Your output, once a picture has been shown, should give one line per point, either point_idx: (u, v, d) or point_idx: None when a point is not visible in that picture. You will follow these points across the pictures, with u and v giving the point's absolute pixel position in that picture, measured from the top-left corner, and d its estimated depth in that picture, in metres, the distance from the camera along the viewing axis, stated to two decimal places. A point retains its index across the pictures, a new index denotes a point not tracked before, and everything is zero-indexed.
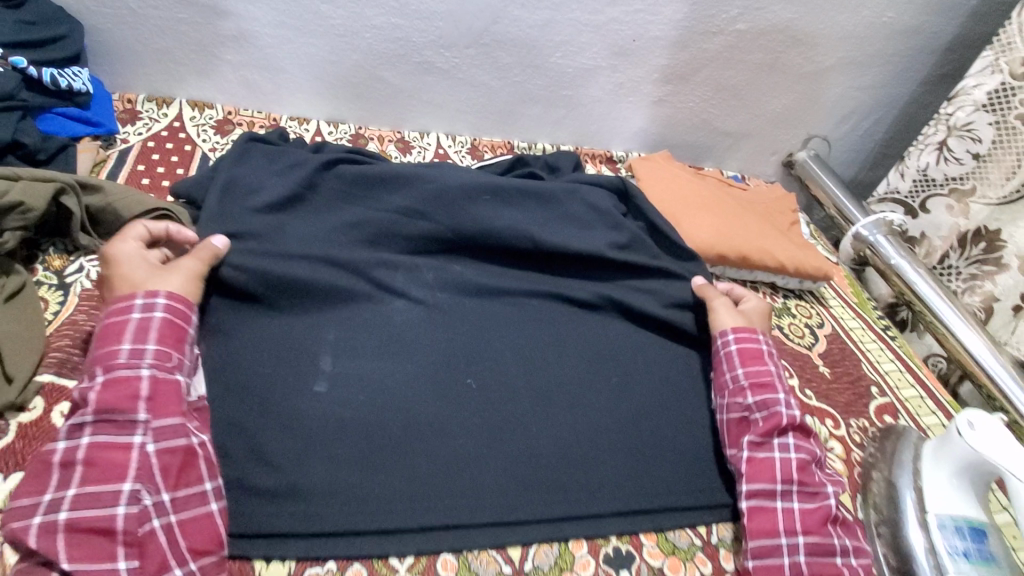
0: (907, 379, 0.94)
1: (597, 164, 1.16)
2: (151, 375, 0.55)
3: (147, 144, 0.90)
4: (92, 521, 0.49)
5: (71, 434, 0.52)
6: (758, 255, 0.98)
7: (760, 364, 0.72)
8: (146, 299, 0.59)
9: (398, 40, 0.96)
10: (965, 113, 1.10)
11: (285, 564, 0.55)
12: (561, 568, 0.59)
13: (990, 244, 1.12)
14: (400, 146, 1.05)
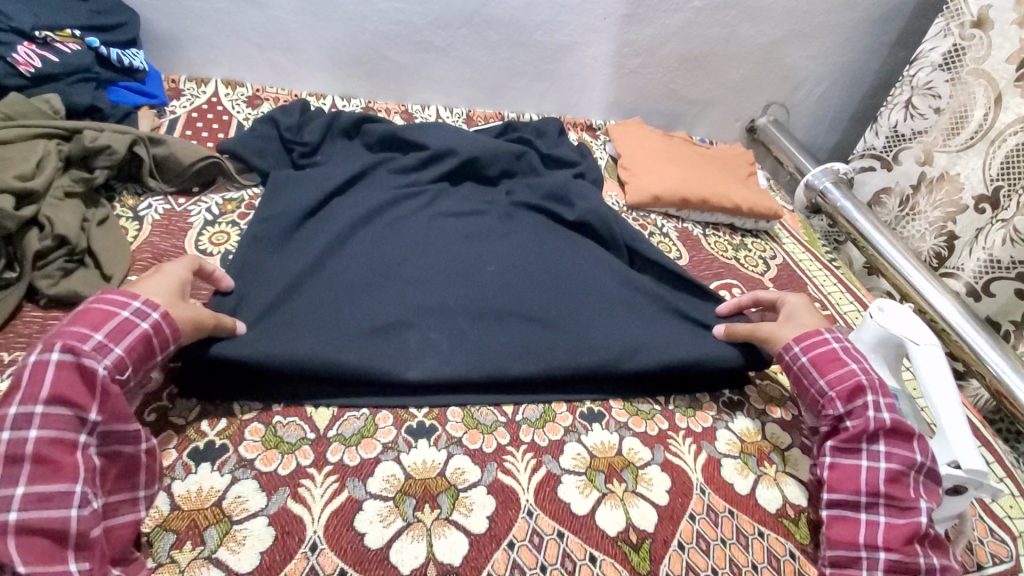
0: (847, 297, 1.09)
1: (578, 130, 1.31)
2: (111, 376, 0.54)
3: (192, 114, 1.06)
4: (43, 521, 0.47)
5: (20, 424, 0.49)
6: (716, 199, 1.14)
7: (843, 368, 0.72)
8: (124, 303, 0.57)
9: (402, 22, 1.13)
10: (925, 73, 1.27)
11: (328, 409, 0.68)
12: (546, 419, 0.73)
13: (951, 186, 1.25)
14: (405, 116, 1.20)
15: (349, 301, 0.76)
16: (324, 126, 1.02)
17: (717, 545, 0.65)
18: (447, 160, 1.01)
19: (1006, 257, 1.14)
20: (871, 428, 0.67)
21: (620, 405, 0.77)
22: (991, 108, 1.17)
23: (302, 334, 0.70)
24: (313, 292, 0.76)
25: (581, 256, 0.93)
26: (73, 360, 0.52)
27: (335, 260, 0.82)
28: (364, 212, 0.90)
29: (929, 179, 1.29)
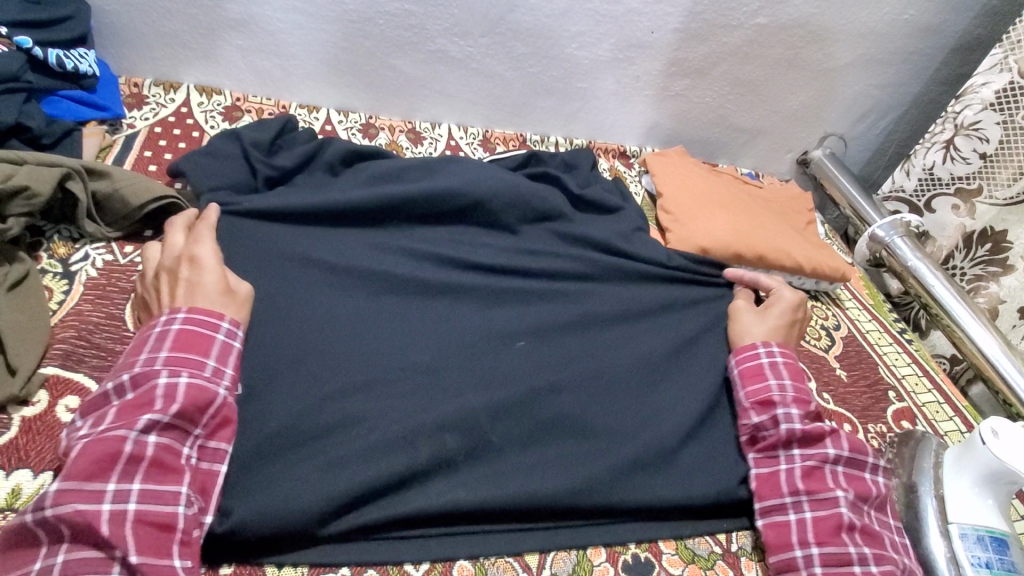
0: (925, 384, 0.91)
1: (610, 158, 1.14)
2: (226, 397, 0.54)
3: (154, 129, 0.87)
4: (155, 515, 0.46)
5: (142, 427, 0.48)
6: (775, 255, 0.95)
7: (760, 382, 0.70)
8: (219, 325, 0.57)
9: (412, 27, 0.94)
10: (973, 112, 1.06)
11: (297, 570, 0.52)
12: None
13: (995, 246, 1.08)
14: (411, 137, 1.03)
15: (330, 412, 0.59)
16: (307, 155, 0.84)
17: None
18: (456, 202, 0.82)
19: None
20: (783, 435, 0.66)
21: (671, 548, 0.62)
22: None
23: (279, 473, 0.54)
24: (289, 395, 0.59)
25: (620, 345, 0.75)
26: (192, 378, 0.52)
27: (320, 342, 0.65)
28: (362, 281, 0.72)
29: (970, 233, 1.12)
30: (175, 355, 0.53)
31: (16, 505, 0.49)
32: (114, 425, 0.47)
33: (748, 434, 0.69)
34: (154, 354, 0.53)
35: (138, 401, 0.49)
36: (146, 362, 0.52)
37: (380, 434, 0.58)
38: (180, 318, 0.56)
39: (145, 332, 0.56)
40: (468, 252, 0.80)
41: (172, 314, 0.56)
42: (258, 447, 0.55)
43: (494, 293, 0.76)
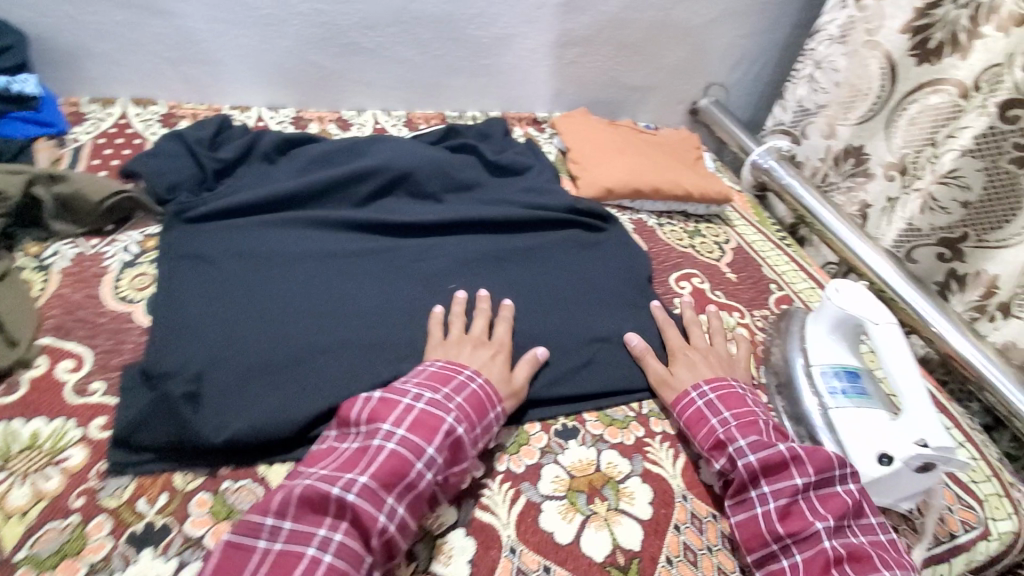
0: (800, 275, 1.08)
1: (524, 126, 1.26)
2: (455, 428, 0.60)
3: (98, 141, 0.95)
4: (364, 514, 0.52)
5: (425, 461, 0.57)
6: (667, 186, 1.10)
7: (705, 426, 0.70)
8: (494, 401, 0.66)
9: (324, 24, 1.05)
10: (824, 47, 1.08)
11: (285, 465, 0.62)
12: (520, 443, 0.70)
13: (857, 159, 1.06)
14: (340, 124, 1.12)
15: (295, 344, 0.70)
16: (243, 147, 0.93)
17: (704, 554, 0.64)
18: (385, 172, 0.93)
19: (927, 225, 0.92)
20: (744, 475, 0.65)
21: (594, 416, 0.74)
22: (886, 79, 0.99)
23: (262, 396, 0.64)
24: (260, 337, 0.69)
25: (541, 269, 0.88)
26: (466, 434, 0.61)
27: (280, 295, 0.75)
28: (307, 243, 0.83)
29: (835, 154, 1.10)
30: (463, 407, 0.62)
31: (36, 443, 0.59)
32: (410, 446, 0.56)
33: (721, 479, 0.69)
34: (450, 395, 0.63)
35: (429, 430, 0.58)
36: (429, 404, 0.61)
37: (342, 362, 0.69)
38: (478, 379, 0.66)
39: (446, 369, 0.66)
40: (399, 213, 0.92)
41: (467, 372, 0.67)
42: (240, 377, 0.65)
43: (428, 240, 0.88)
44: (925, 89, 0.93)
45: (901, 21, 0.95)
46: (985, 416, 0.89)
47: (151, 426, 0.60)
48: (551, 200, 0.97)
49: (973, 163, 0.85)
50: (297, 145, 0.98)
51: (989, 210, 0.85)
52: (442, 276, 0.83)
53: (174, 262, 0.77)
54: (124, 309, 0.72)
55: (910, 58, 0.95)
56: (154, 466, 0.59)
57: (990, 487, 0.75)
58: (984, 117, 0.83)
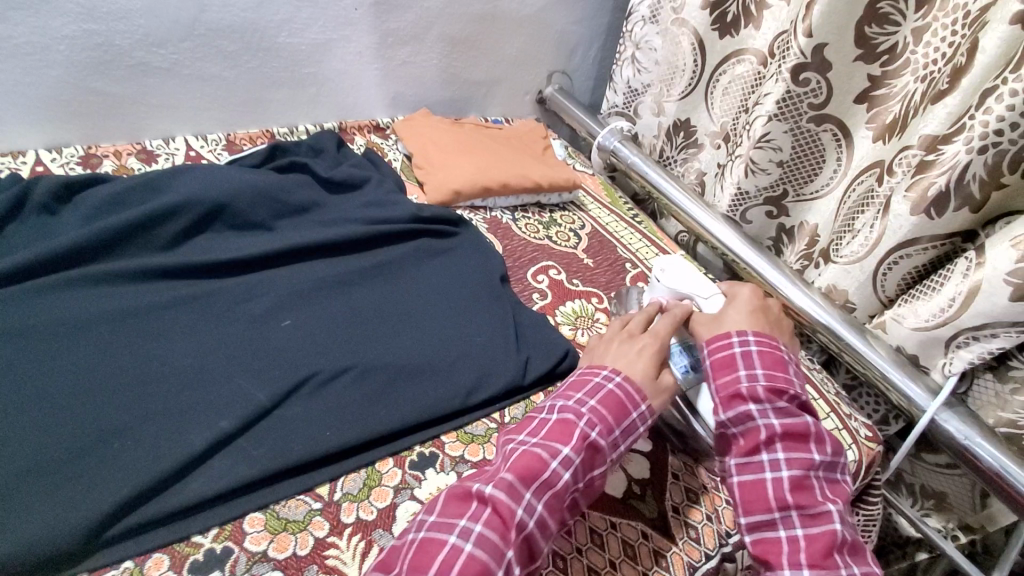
0: (653, 250, 1.07)
1: (366, 134, 1.13)
2: (593, 435, 0.58)
3: None
4: (501, 511, 0.50)
5: (562, 461, 0.55)
6: (517, 180, 1.06)
7: (731, 372, 0.63)
8: (637, 401, 0.62)
9: (99, 45, 0.83)
10: (640, 28, 1.12)
11: None
12: (369, 487, 0.61)
13: (686, 133, 1.12)
14: (142, 157, 0.92)
15: (79, 436, 0.55)
16: (12, 200, 0.73)
17: (575, 557, 0.60)
18: (194, 208, 0.79)
19: (753, 188, 0.97)
20: (763, 437, 0.59)
21: (452, 438, 0.68)
22: (697, 54, 1.04)
23: (38, 504, 0.50)
24: (28, 435, 0.54)
25: (390, 291, 0.80)
26: (601, 437, 0.58)
27: (61, 375, 0.59)
28: (86, 302, 0.67)
29: (666, 129, 1.16)
30: (600, 410, 0.60)
31: None
32: (543, 446, 0.56)
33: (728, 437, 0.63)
34: (582, 399, 0.60)
35: (565, 434, 0.57)
36: (564, 411, 0.59)
37: (149, 442, 0.57)
38: (617, 377, 0.63)
39: (584, 374, 0.64)
40: (217, 250, 0.79)
41: (609, 370, 0.64)
42: (7, 485, 0.51)
43: (248, 277, 0.76)
44: (732, 60, 1.01)
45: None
46: (823, 353, 0.97)
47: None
48: (394, 212, 0.90)
49: (780, 127, 0.89)
50: (84, 188, 0.80)
51: (800, 166, 0.92)
52: (277, 321, 0.72)
53: None
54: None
55: (714, 33, 1.01)
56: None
57: (830, 422, 0.80)
58: (780, 83, 0.87)
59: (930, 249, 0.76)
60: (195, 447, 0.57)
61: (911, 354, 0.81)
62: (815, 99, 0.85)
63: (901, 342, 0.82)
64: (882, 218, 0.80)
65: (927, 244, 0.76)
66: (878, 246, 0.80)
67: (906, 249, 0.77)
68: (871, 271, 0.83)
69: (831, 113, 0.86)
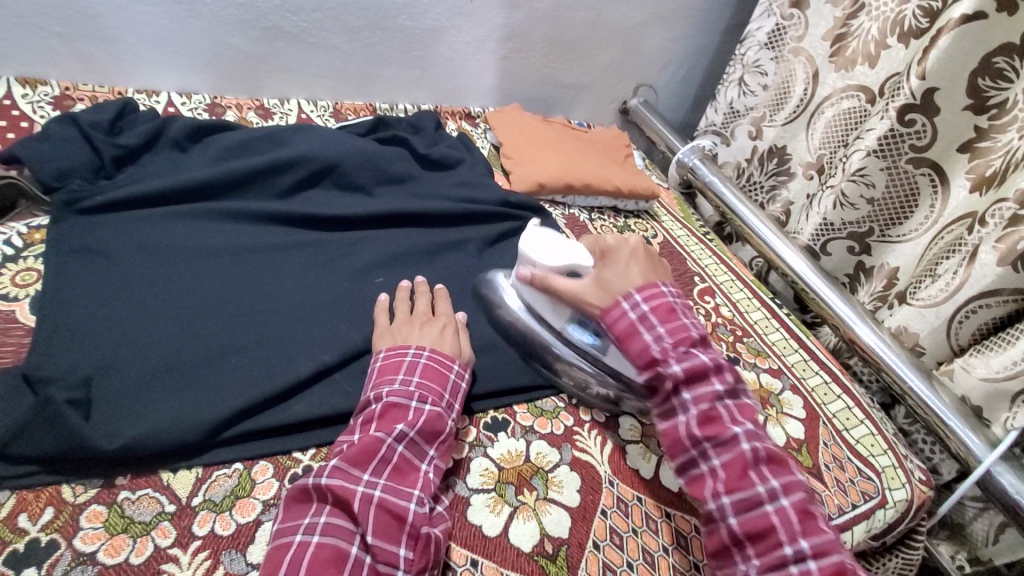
0: (722, 268, 1.08)
1: (457, 121, 1.17)
2: (421, 408, 0.60)
3: None
4: (346, 491, 0.53)
5: (396, 435, 0.57)
6: (599, 182, 1.09)
7: (691, 469, 0.60)
8: (451, 365, 0.66)
9: (242, 5, 0.90)
10: (754, 52, 1.15)
11: (192, 471, 0.56)
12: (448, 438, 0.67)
13: (780, 159, 1.14)
14: (261, 113, 0.99)
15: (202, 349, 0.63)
16: (150, 133, 0.81)
17: (630, 536, 0.64)
18: (311, 162, 0.86)
19: (839, 220, 1.00)
20: (682, 433, 0.60)
21: (524, 408, 0.73)
22: (809, 83, 1.06)
23: (163, 401, 0.58)
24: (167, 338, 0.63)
25: (473, 267, 0.86)
26: (433, 406, 0.61)
27: (188, 293, 0.68)
28: (215, 236, 0.75)
29: (761, 153, 1.17)
30: (422, 386, 0.62)
31: None
32: (374, 428, 0.57)
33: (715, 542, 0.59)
34: (405, 379, 0.62)
35: (391, 413, 0.59)
36: (387, 395, 0.61)
37: (260, 361, 0.64)
38: (425, 351, 0.65)
39: (389, 355, 0.65)
40: (325, 205, 0.86)
41: (418, 349, 0.65)
42: (138, 380, 0.59)
43: (352, 236, 0.83)
44: (838, 96, 1.01)
45: (824, 29, 1.02)
46: (883, 395, 1.01)
47: (30, 436, 0.52)
48: (482, 196, 0.95)
49: (877, 163, 0.92)
50: (214, 131, 0.88)
51: (891, 206, 0.94)
52: (373, 277, 0.78)
53: (61, 255, 0.67)
54: (3, 307, 0.63)
55: (830, 64, 1.03)
56: (35, 479, 0.52)
57: (885, 459, 0.84)
58: (886, 121, 0.90)
59: (1010, 303, 0.78)
60: (301, 376, 0.63)
61: (974, 405, 0.84)
62: (918, 140, 0.88)
63: (967, 394, 0.84)
64: (967, 266, 0.82)
65: (1009, 296, 0.78)
66: (957, 294, 0.83)
67: (985, 298, 0.80)
68: (947, 317, 0.85)
69: (934, 159, 0.87)
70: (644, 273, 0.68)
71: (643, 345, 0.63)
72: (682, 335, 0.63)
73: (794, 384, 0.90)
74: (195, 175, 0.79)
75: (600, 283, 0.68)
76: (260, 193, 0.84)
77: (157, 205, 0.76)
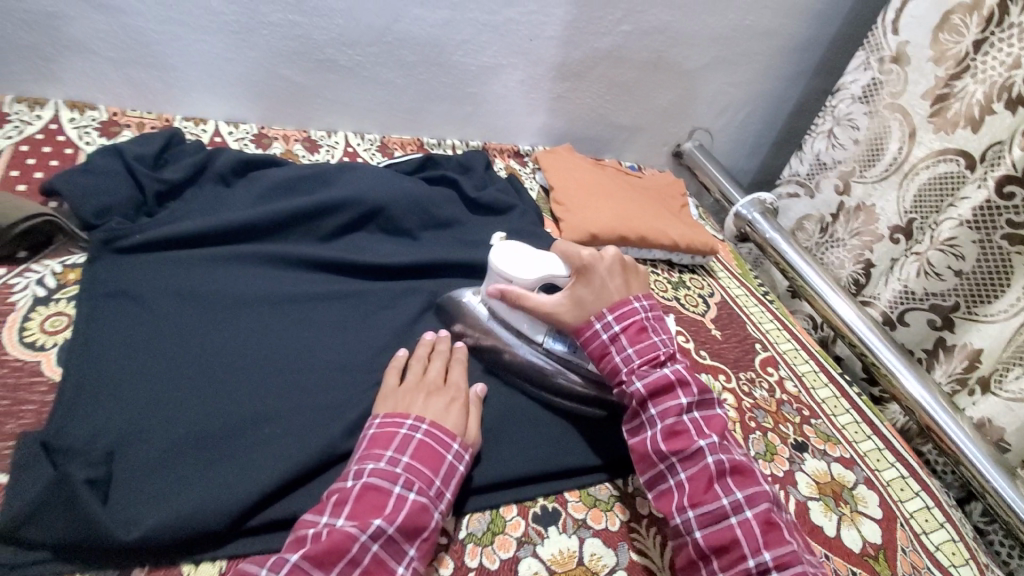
0: (785, 335, 1.02)
1: (505, 159, 1.12)
2: (407, 497, 0.52)
3: (19, 148, 0.76)
4: None
5: (372, 531, 0.49)
6: (654, 235, 1.02)
7: (654, 474, 0.61)
8: (449, 444, 0.58)
9: (299, 38, 0.88)
10: (845, 105, 1.09)
11: (215, 564, 0.50)
12: (493, 533, 0.60)
13: (867, 216, 1.07)
14: (307, 145, 0.96)
15: (236, 415, 0.58)
16: (196, 166, 0.77)
17: None
18: (358, 205, 0.81)
19: (921, 290, 0.97)
20: (648, 448, 0.61)
21: (575, 495, 0.65)
22: (905, 143, 1.00)
23: (189, 477, 0.52)
24: (200, 400, 0.58)
25: None
26: (420, 496, 0.52)
27: (223, 348, 0.63)
28: (255, 283, 0.70)
29: (846, 209, 1.11)
30: (411, 468, 0.54)
31: None
32: (347, 519, 0.49)
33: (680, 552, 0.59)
34: (394, 458, 0.54)
35: (371, 501, 0.51)
36: (370, 475, 0.52)
37: (297, 430, 0.58)
38: (423, 426, 0.57)
39: (384, 425, 0.57)
40: (370, 251, 0.81)
41: (416, 422, 0.58)
42: (164, 450, 0.53)
43: (398, 286, 0.77)
44: (934, 160, 0.96)
45: (924, 87, 0.97)
46: (958, 488, 0.96)
47: (42, 518, 0.46)
48: (533, 246, 0.90)
49: (970, 236, 0.89)
50: (260, 166, 0.83)
51: (982, 285, 0.90)
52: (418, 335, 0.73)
53: (94, 300, 0.62)
54: (29, 358, 0.57)
55: (929, 124, 0.97)
56: (45, 569, 0.46)
57: (968, 571, 0.77)
58: (983, 191, 0.87)
59: None
60: (340, 452, 0.58)
61: None
62: (1016, 216, 0.84)
63: None
64: None
65: None
66: None
67: None
68: None
69: None
70: (620, 290, 0.67)
71: (613, 364, 0.65)
72: (648, 356, 0.64)
73: (870, 478, 0.82)
74: (239, 215, 0.74)
75: (575, 300, 0.67)
76: (303, 235, 0.79)
77: (198, 246, 0.72)
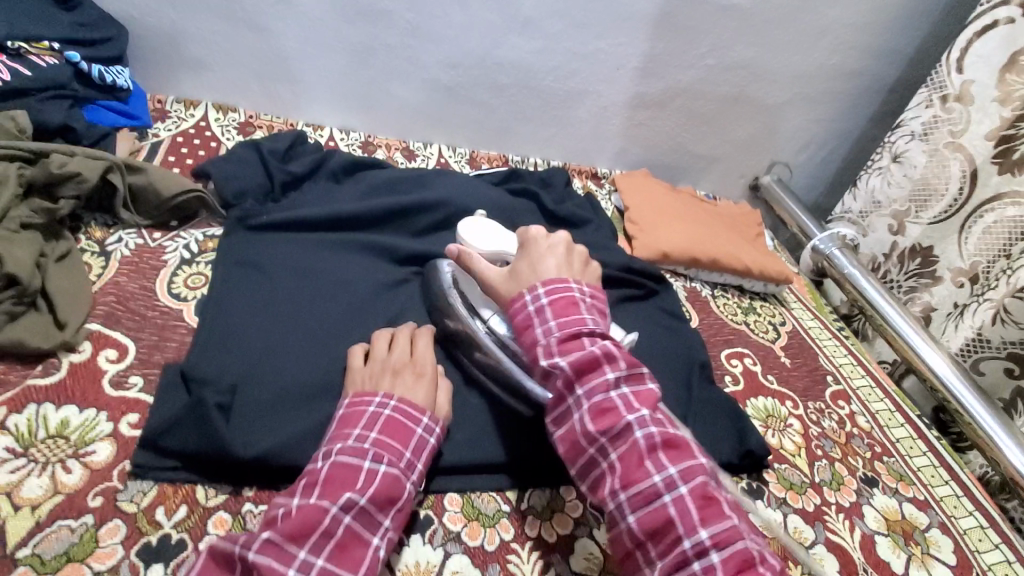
0: (859, 370, 1.00)
1: (584, 179, 1.17)
2: (381, 471, 0.52)
3: (176, 139, 0.91)
4: (271, 572, 0.44)
5: (344, 503, 0.48)
6: (727, 259, 1.04)
7: (583, 453, 0.55)
8: (419, 418, 0.58)
9: (409, 58, 0.98)
10: (903, 142, 1.08)
11: None
12: (554, 509, 0.63)
13: (924, 260, 1.06)
14: (406, 154, 1.05)
15: (335, 375, 0.65)
16: (314, 163, 0.88)
17: None
18: (449, 208, 0.89)
19: (997, 338, 0.93)
20: (577, 432, 0.55)
21: None
22: (965, 184, 0.99)
23: (295, 420, 0.59)
24: (308, 358, 0.65)
25: None
26: (392, 467, 0.52)
27: (326, 317, 0.71)
28: (355, 266, 0.79)
29: (901, 250, 1.11)
30: (380, 441, 0.54)
31: (65, 433, 0.54)
32: (319, 495, 0.49)
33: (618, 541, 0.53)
34: (363, 435, 0.54)
35: (343, 478, 0.50)
36: (340, 452, 0.52)
37: None
38: (392, 402, 0.58)
39: (354, 405, 0.58)
40: None
41: (385, 398, 0.58)
42: (276, 395, 0.61)
43: None
44: (1003, 201, 0.94)
45: (987, 128, 0.95)
46: None
47: (178, 433, 0.54)
48: (607, 258, 0.94)
49: None
50: (367, 167, 0.93)
51: None
52: None
53: (229, 266, 0.73)
54: (175, 306, 0.68)
55: (993, 166, 0.95)
56: (176, 475, 0.53)
57: None
58: None
59: None
60: None
61: None
62: None
63: None
64: None
65: None
66: None
67: None
68: None
69: None
70: (559, 267, 0.63)
71: (535, 341, 0.58)
72: (572, 334, 0.57)
73: (943, 522, 0.79)
74: (347, 206, 0.83)
75: (513, 278, 0.65)
76: (398, 231, 0.87)
77: (310, 229, 0.81)
